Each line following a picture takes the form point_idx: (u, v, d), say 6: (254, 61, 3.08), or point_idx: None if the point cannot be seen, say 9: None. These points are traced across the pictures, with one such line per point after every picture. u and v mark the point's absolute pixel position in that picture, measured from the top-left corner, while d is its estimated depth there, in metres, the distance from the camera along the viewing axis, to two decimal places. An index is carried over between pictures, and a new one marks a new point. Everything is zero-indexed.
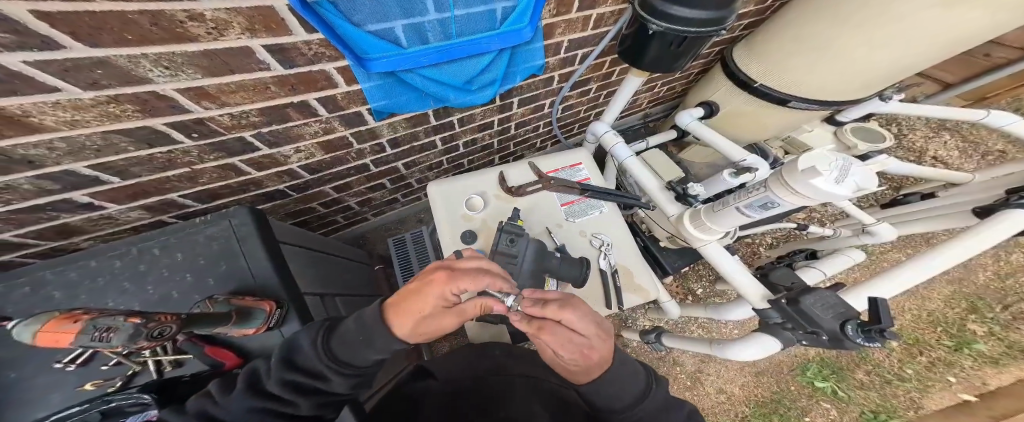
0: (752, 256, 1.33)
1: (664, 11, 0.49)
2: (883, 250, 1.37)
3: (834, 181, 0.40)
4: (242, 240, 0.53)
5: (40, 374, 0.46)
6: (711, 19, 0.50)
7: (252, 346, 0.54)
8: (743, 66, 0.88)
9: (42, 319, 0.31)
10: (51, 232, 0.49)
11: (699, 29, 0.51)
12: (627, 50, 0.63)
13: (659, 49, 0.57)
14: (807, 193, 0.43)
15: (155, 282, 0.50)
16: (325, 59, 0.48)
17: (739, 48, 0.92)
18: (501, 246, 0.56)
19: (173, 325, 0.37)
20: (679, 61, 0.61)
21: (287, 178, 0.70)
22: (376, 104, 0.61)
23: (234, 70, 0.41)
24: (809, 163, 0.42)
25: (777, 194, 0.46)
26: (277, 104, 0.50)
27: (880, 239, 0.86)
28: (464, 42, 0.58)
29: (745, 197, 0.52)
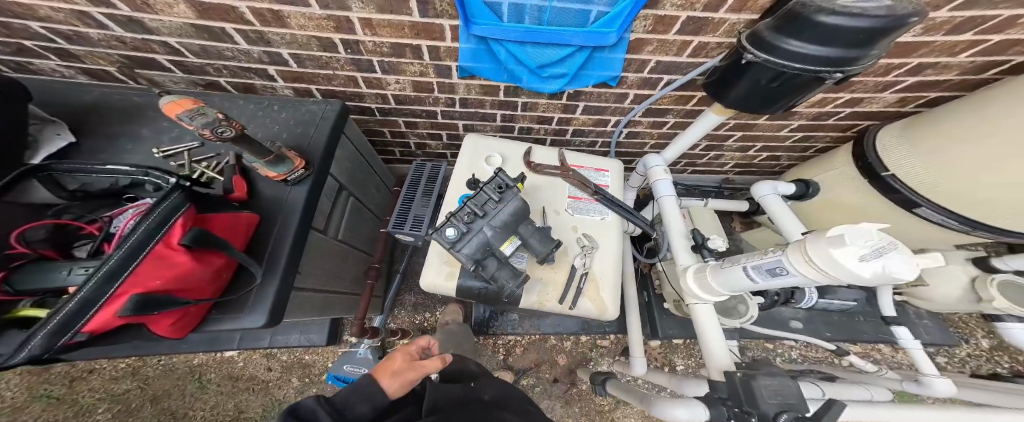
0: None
1: (774, 41, 0.48)
2: None
3: (858, 258, 0.37)
4: (319, 120, 0.69)
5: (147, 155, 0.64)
6: (830, 60, 0.46)
7: (264, 192, 0.61)
8: (891, 157, 0.77)
9: (170, 97, 0.41)
10: None
11: (810, 67, 0.47)
12: (723, 70, 0.62)
13: (755, 80, 0.56)
14: (823, 261, 0.40)
15: (256, 125, 0.67)
16: (445, 16, 0.66)
17: (900, 129, 0.79)
18: (488, 190, 0.55)
19: (234, 131, 0.43)
20: (782, 97, 0.58)
21: (382, 100, 0.96)
22: (465, 64, 0.80)
23: (393, 11, 0.65)
24: (839, 233, 0.39)
25: (792, 260, 0.45)
26: (404, 42, 0.74)
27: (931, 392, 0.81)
28: (552, 30, 0.69)
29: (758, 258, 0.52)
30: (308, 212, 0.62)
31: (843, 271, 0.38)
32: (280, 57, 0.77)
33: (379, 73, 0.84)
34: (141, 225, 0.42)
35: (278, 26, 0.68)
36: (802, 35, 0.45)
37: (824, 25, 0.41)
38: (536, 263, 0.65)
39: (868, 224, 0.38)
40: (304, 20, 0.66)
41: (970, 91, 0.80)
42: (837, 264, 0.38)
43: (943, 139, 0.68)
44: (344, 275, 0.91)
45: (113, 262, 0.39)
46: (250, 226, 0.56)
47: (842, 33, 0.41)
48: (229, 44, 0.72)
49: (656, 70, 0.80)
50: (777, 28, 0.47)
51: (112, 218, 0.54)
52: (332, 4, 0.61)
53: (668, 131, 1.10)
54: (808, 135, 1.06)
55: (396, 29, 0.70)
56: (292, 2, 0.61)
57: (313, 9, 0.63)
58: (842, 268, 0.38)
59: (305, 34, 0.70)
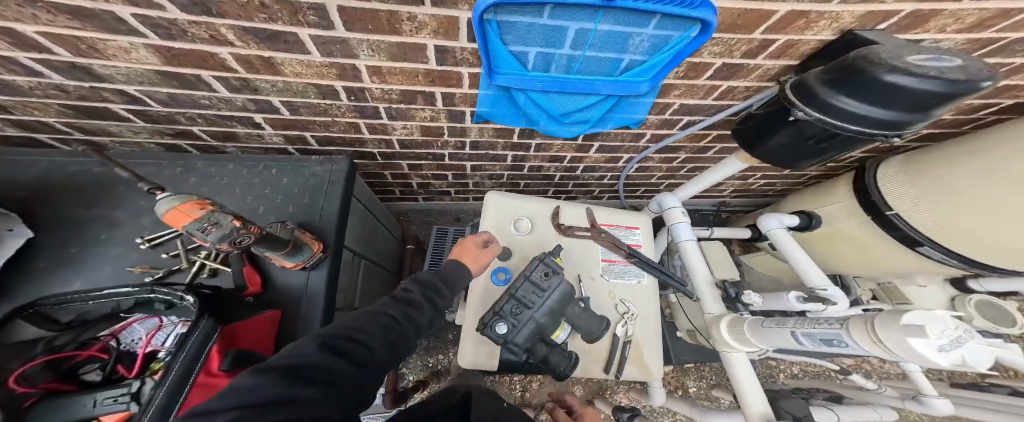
0: (769, 378, 1.30)
1: (828, 99, 0.47)
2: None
3: (937, 349, 0.37)
4: (331, 183, 0.59)
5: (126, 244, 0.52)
6: (890, 121, 0.45)
7: (278, 280, 0.55)
8: (890, 191, 0.80)
9: (180, 198, 0.34)
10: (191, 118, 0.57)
11: (867, 129, 0.47)
12: (767, 116, 0.62)
13: (800, 132, 0.57)
14: (897, 345, 0.40)
15: (255, 196, 0.57)
16: (466, 64, 0.55)
17: (893, 165, 0.82)
18: (534, 275, 0.55)
19: (251, 237, 0.38)
20: (825, 150, 0.59)
21: (384, 145, 0.81)
22: (482, 109, 0.69)
23: (406, 58, 0.52)
24: (917, 321, 0.39)
25: (855, 336, 0.46)
26: (412, 89, 0.60)
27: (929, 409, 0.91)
28: (581, 79, 0.62)
29: (811, 326, 0.52)
30: (332, 297, 0.56)
31: (919, 358, 0.38)
32: (267, 105, 0.62)
33: (385, 118, 0.70)
34: (176, 361, 0.35)
35: (268, 75, 0.53)
36: (858, 93, 0.44)
37: (888, 86, 0.40)
38: (580, 338, 0.62)
39: (942, 311, 0.39)
40: (301, 67, 0.52)
41: (951, 128, 0.88)
42: (916, 353, 0.38)
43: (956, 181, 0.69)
44: None
45: (159, 401, 0.32)
46: (274, 325, 0.50)
47: (908, 97, 0.40)
48: (204, 92, 0.57)
49: (678, 112, 0.79)
50: (833, 84, 0.46)
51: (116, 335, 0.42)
52: (337, 51, 0.48)
53: (677, 166, 1.12)
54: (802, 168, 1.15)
55: (408, 76, 0.56)
56: (289, 49, 0.47)
57: (313, 56, 0.49)
58: (922, 357, 0.38)
59: (299, 81, 0.55)
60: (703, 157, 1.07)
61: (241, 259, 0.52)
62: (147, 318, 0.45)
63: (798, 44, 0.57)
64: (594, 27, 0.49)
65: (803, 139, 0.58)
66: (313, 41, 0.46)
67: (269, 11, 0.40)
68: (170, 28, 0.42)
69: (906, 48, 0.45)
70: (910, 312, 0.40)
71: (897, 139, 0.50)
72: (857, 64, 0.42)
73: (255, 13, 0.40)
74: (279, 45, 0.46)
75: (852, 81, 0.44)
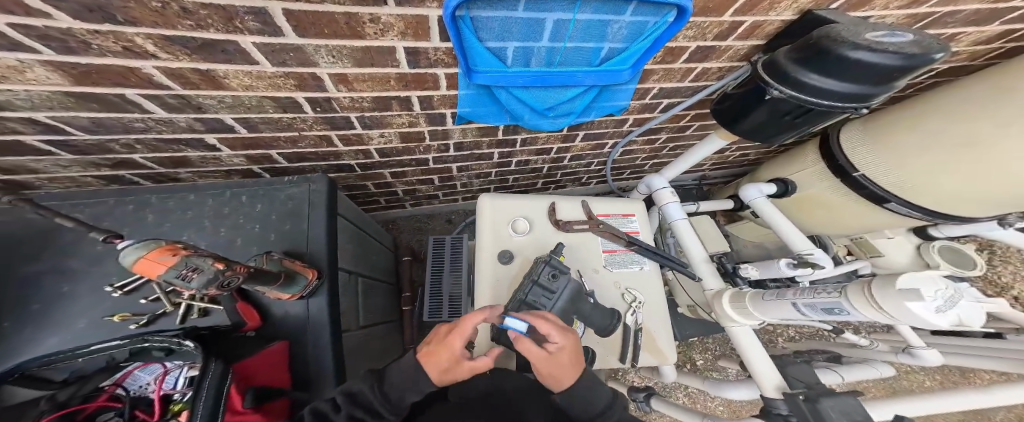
0: (769, 343, 1.37)
1: (798, 78, 0.47)
2: (905, 369, 1.38)
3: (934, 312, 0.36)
4: (313, 205, 0.57)
5: (87, 296, 0.47)
6: (856, 94, 0.46)
7: (278, 311, 0.55)
8: (850, 151, 0.77)
9: (147, 246, 0.32)
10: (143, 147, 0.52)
11: (836, 105, 0.48)
12: (737, 98, 0.63)
13: (772, 108, 0.57)
14: (893, 311, 0.39)
15: (231, 228, 0.54)
16: (441, 65, 0.54)
17: (854, 124, 0.80)
18: (542, 278, 0.56)
19: (241, 276, 0.38)
20: (798, 126, 0.59)
21: (362, 156, 0.78)
22: (462, 109, 0.68)
23: (374, 64, 0.49)
24: (912, 284, 0.37)
25: (852, 302, 0.46)
26: (385, 96, 0.58)
27: (923, 361, 0.95)
28: (561, 71, 0.61)
29: (812, 296, 0.51)
30: (337, 321, 0.57)
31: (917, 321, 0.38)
32: (220, 123, 0.50)
33: (359, 128, 0.66)
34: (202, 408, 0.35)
35: (211, 90, 0.42)
36: (824, 70, 0.44)
37: (853, 62, 0.40)
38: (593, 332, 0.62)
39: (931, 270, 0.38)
40: (251, 79, 0.43)
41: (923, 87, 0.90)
42: (915, 317, 0.37)
43: (910, 149, 0.67)
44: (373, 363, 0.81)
45: None
46: (280, 358, 0.51)
47: (871, 71, 0.41)
48: (136, 114, 0.42)
49: (657, 96, 0.79)
50: (800, 63, 0.46)
51: (120, 383, 0.43)
52: (291, 60, 0.42)
53: (660, 146, 1.12)
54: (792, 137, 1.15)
55: (379, 81, 0.54)
56: (229, 61, 0.38)
57: (262, 67, 0.42)
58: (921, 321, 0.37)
59: (252, 96, 0.46)
60: (683, 136, 1.07)
61: (232, 297, 0.50)
62: (148, 364, 0.45)
63: (764, 24, 0.58)
64: (573, 17, 0.48)
65: (781, 115, 0.58)
66: (259, 50, 0.39)
67: (194, 17, 0.31)
68: (66, 41, 0.28)
69: (861, 24, 0.46)
70: (903, 276, 0.38)
71: (865, 110, 0.51)
72: (819, 44, 0.42)
73: (176, 19, 0.30)
74: (216, 57, 0.37)
75: (819, 60, 0.44)
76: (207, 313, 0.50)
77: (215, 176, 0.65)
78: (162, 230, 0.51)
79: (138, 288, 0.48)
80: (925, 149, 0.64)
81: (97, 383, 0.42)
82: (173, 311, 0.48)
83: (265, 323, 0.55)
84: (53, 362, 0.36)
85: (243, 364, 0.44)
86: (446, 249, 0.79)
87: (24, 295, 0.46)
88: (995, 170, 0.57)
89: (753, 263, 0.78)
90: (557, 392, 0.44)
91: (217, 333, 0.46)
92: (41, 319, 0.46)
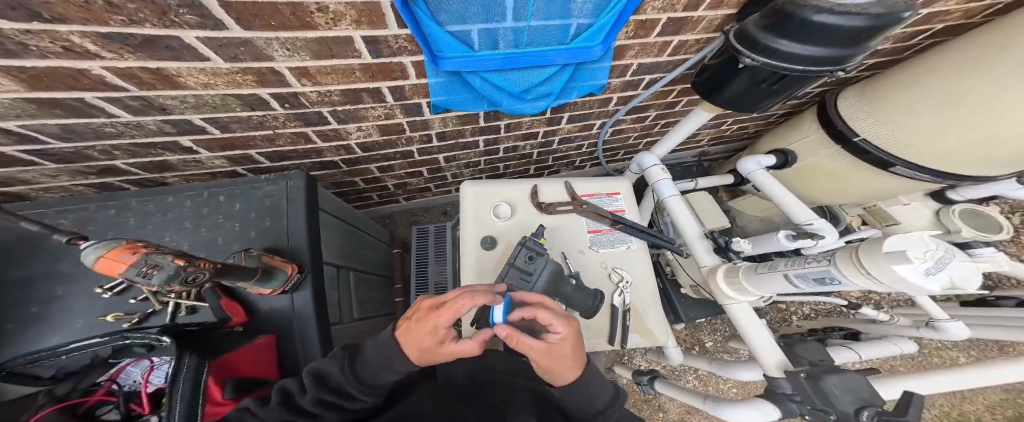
0: (782, 323, 1.32)
1: (767, 45, 0.47)
2: (938, 345, 1.29)
3: (924, 273, 0.36)
4: (290, 201, 0.58)
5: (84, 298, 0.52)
6: (827, 57, 0.47)
7: (264, 306, 0.57)
8: (851, 117, 0.80)
9: (108, 246, 0.33)
10: (118, 152, 0.54)
11: (809, 68, 0.49)
12: (709, 77, 0.64)
13: (749, 82, 0.57)
14: (882, 276, 0.38)
15: (212, 227, 0.56)
16: (405, 53, 0.52)
17: (853, 92, 0.83)
18: (518, 260, 0.55)
19: (208, 272, 0.39)
20: (777, 95, 0.60)
21: (344, 152, 0.78)
22: (436, 98, 0.65)
23: (335, 55, 0.47)
24: (897, 246, 0.37)
25: (840, 270, 0.44)
26: (354, 88, 0.57)
27: (946, 334, 0.89)
28: (531, 52, 0.59)
29: (800, 266, 0.51)
30: (324, 314, 0.58)
31: (907, 285, 0.37)
32: (190, 125, 0.53)
33: (334, 123, 0.66)
34: (177, 402, 0.36)
35: (169, 89, 0.44)
36: (792, 35, 0.45)
37: (817, 25, 0.41)
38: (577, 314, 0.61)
39: (920, 231, 0.38)
40: (207, 76, 0.44)
41: (943, 37, 0.81)
42: (903, 280, 0.36)
43: (904, 110, 0.70)
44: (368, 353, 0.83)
45: None
46: (268, 349, 0.53)
47: (838, 33, 0.42)
48: (103, 119, 0.46)
49: (638, 72, 0.76)
50: (767, 30, 0.46)
51: (114, 379, 0.46)
52: (244, 54, 0.42)
53: (650, 124, 1.08)
54: (796, 104, 1.08)
55: (344, 73, 0.52)
56: (178, 57, 0.39)
57: (215, 63, 0.42)
58: (910, 284, 0.37)
59: (214, 94, 0.48)
60: (672, 112, 1.04)
61: (216, 294, 0.52)
62: (138, 361, 0.48)
63: None
64: None
65: (757, 83, 0.57)
66: (207, 45, 0.39)
67: (125, 11, 0.31)
68: (4, 43, 0.30)
69: None
70: (889, 238, 0.38)
71: (842, 73, 0.52)
72: (784, 9, 0.43)
73: (106, 14, 0.31)
74: (162, 54, 0.38)
75: (783, 26, 0.44)
76: (195, 311, 0.54)
77: (202, 179, 0.71)
78: (146, 232, 0.54)
79: (126, 289, 0.53)
80: (917, 110, 0.68)
81: (93, 379, 0.44)
82: (161, 310, 0.52)
83: (253, 319, 0.56)
84: (43, 358, 0.40)
85: (223, 359, 0.45)
86: (429, 237, 0.83)
87: (26, 296, 0.51)
88: (993, 122, 0.59)
89: (748, 237, 0.77)
90: (561, 384, 0.41)
91: (205, 329, 0.48)
92: (43, 321, 0.51)
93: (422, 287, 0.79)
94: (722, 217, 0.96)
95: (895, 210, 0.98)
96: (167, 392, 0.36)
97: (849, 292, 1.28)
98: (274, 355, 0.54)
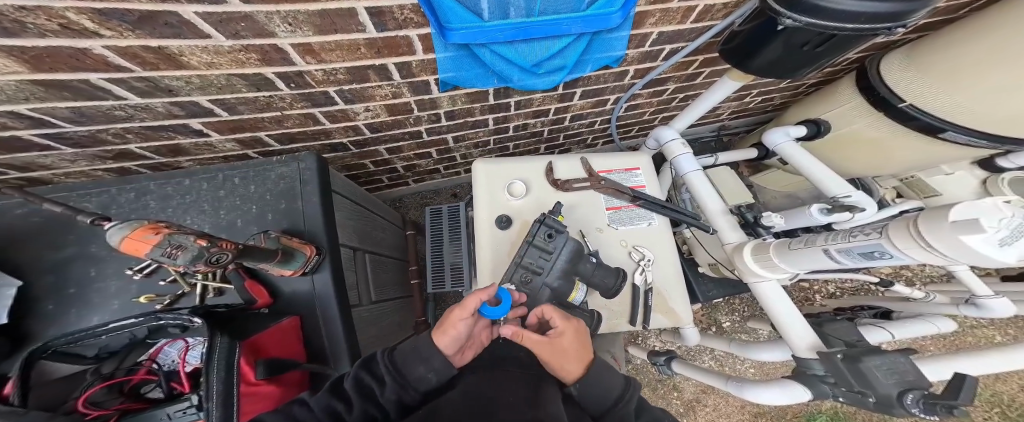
0: (803, 301, 1.30)
1: (812, 4, 0.42)
2: (973, 324, 1.24)
3: (997, 242, 0.32)
4: (303, 183, 0.57)
5: (118, 280, 0.54)
6: (885, 13, 0.41)
7: (287, 288, 0.58)
8: (899, 85, 0.73)
9: (131, 226, 0.33)
10: (130, 135, 0.54)
11: (862, 26, 0.44)
12: (742, 44, 0.58)
13: (789, 45, 0.52)
14: (949, 248, 0.35)
15: (229, 211, 0.56)
16: (412, 25, 0.48)
17: (902, 54, 0.74)
18: (537, 239, 0.53)
19: (230, 253, 0.38)
20: (819, 58, 0.55)
21: (352, 133, 0.77)
22: (445, 74, 0.62)
23: (338, 30, 0.44)
24: (969, 214, 0.33)
25: (896, 244, 0.41)
26: (360, 65, 0.54)
27: (989, 313, 0.85)
28: (545, 21, 0.54)
29: (846, 240, 0.47)
30: (344, 294, 0.59)
31: (976, 257, 0.34)
32: (198, 107, 0.52)
33: (341, 104, 0.64)
34: (216, 385, 0.38)
35: (172, 70, 0.43)
36: None
37: None
38: (598, 295, 0.60)
39: (995, 197, 0.33)
40: (209, 55, 0.42)
41: None
42: (974, 251, 0.33)
43: (959, 73, 0.63)
44: (387, 333, 0.85)
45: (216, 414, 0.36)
46: (295, 329, 0.54)
47: None
48: (111, 101, 0.45)
49: (658, 41, 0.70)
50: None
51: (154, 358, 0.48)
52: (245, 30, 0.39)
53: (668, 97, 1.02)
54: (831, 71, 0.99)
55: (348, 50, 0.49)
56: (178, 35, 0.37)
57: (216, 41, 0.40)
58: (980, 256, 0.33)
59: (219, 74, 0.46)
60: (693, 85, 0.97)
61: (240, 276, 0.53)
62: (173, 341, 0.50)
63: None
64: None
65: (798, 46, 0.52)
66: (207, 21, 0.36)
67: None
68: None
69: None
70: (958, 205, 0.34)
71: (900, 30, 0.46)
72: None
73: None
74: (162, 30, 0.36)
75: None
76: (222, 292, 0.56)
77: (214, 162, 0.71)
78: (165, 216, 0.55)
79: (153, 272, 0.55)
80: (973, 72, 0.61)
81: (134, 358, 0.49)
82: (189, 292, 0.54)
83: (277, 301, 0.58)
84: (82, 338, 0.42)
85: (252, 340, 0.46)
86: (442, 219, 0.82)
87: (61, 278, 0.54)
88: None
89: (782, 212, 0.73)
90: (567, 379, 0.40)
91: (241, 315, 0.49)
92: (81, 301, 0.53)
93: (437, 268, 0.79)
94: (746, 193, 0.91)
95: (938, 181, 0.91)
96: (205, 378, 0.37)
97: (878, 269, 1.23)
98: (298, 337, 0.55)
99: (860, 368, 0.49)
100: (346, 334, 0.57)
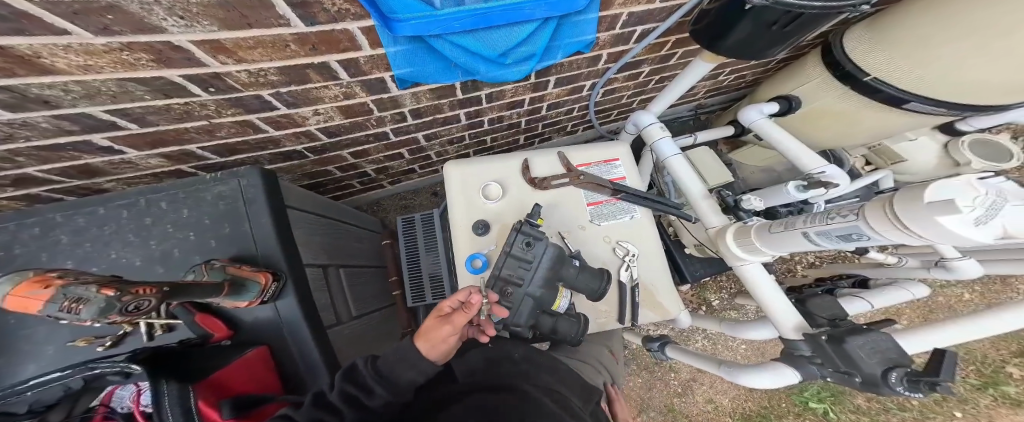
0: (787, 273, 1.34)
1: None
2: (944, 284, 1.30)
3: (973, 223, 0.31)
4: (249, 202, 0.52)
5: (41, 325, 0.48)
6: None
7: (247, 319, 0.53)
8: (862, 60, 0.72)
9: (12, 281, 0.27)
10: (24, 158, 0.47)
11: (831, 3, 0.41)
12: (710, 26, 0.55)
13: (758, 24, 0.49)
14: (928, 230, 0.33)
15: (163, 239, 0.50)
16: (349, 17, 0.43)
17: (864, 25, 0.73)
18: (516, 248, 0.50)
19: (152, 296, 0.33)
20: (788, 37, 0.53)
21: (305, 139, 0.71)
22: (400, 71, 0.57)
23: (252, 24, 0.38)
24: (946, 196, 0.31)
25: (871, 225, 0.40)
26: (294, 64, 0.48)
27: (959, 275, 0.88)
28: (503, 7, 0.49)
29: (824, 223, 0.46)
30: (313, 318, 0.54)
31: (953, 237, 0.32)
32: (95, 120, 0.45)
33: (283, 107, 0.58)
34: None
35: (37, 75, 0.34)
36: None
37: None
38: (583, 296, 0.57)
39: (968, 175, 0.32)
40: (81, 56, 0.34)
41: None
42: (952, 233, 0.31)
43: (919, 46, 0.63)
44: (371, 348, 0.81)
45: None
46: (263, 360, 0.50)
47: None
48: None
49: (629, 23, 0.67)
50: None
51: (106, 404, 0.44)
52: (118, 24, 0.32)
53: (644, 80, 0.99)
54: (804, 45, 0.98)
55: (274, 47, 0.43)
56: (20, 30, 0.28)
57: (83, 39, 0.32)
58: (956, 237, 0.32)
59: (104, 79, 0.39)
60: (668, 66, 0.95)
61: (189, 311, 0.48)
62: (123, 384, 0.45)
63: None
64: None
65: (768, 24, 0.49)
66: (56, 14, 0.28)
67: None
68: None
69: None
70: (934, 185, 0.33)
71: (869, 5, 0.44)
72: None
73: None
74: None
75: None
76: (172, 328, 0.50)
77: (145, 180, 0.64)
78: (84, 250, 0.48)
79: None
80: (932, 43, 0.61)
81: None
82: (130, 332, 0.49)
83: (239, 332, 0.53)
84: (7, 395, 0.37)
85: (210, 379, 0.41)
86: (417, 226, 0.77)
87: None
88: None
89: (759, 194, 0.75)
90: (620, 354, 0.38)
91: (186, 353, 0.43)
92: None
93: (417, 277, 0.75)
94: (727, 173, 0.90)
95: (905, 147, 0.93)
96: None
97: None
98: (270, 366, 0.51)
99: (847, 351, 0.48)
100: (315, 361, 0.53)
